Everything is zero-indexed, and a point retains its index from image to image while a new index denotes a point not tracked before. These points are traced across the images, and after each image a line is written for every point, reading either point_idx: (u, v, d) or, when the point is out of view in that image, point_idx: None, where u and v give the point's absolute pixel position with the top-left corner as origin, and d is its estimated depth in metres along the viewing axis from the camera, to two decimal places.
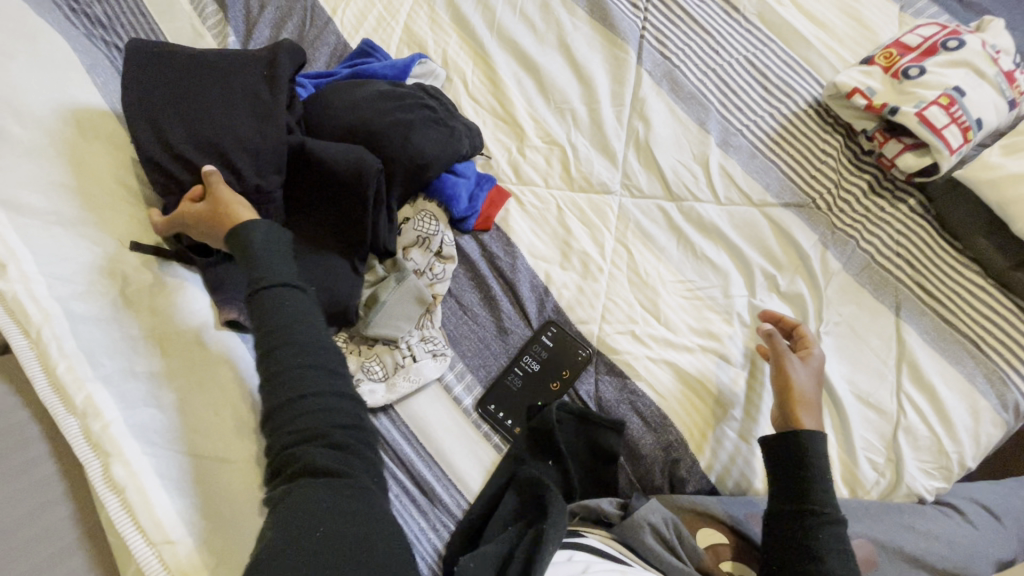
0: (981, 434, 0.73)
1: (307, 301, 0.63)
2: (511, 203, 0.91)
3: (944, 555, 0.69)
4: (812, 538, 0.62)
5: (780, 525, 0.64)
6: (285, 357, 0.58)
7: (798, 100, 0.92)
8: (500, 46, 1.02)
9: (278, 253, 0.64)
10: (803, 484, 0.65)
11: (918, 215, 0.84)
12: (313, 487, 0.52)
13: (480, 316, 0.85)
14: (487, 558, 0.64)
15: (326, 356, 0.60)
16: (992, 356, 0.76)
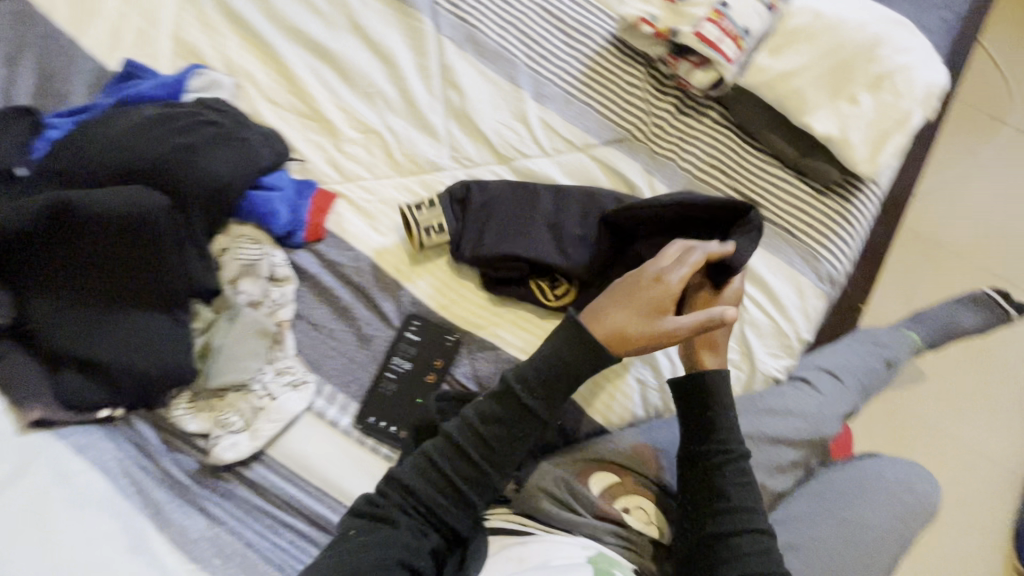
0: (808, 308, 0.82)
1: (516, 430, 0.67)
2: (340, 203, 0.85)
3: (799, 426, 0.78)
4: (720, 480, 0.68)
5: (700, 464, 0.69)
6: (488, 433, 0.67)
7: (596, 38, 0.94)
8: (287, 37, 0.92)
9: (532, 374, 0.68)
10: (710, 426, 0.70)
11: (721, 125, 0.90)
12: (383, 518, 0.63)
13: (337, 330, 0.80)
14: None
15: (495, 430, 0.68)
16: (805, 238, 0.84)
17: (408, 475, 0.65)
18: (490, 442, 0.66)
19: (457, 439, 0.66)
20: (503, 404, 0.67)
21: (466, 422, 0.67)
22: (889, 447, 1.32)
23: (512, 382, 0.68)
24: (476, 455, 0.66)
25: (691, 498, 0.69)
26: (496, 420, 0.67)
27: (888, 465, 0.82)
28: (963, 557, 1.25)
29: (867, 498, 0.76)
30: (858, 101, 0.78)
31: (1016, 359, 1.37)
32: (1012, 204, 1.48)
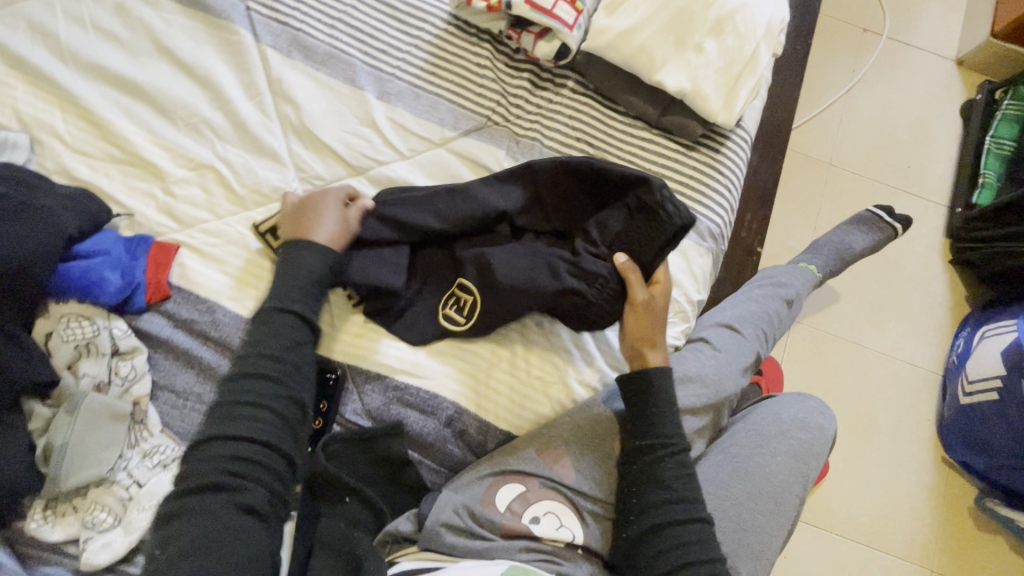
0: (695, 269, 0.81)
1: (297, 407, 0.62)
2: (183, 253, 0.77)
3: (700, 394, 0.79)
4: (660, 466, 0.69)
5: (641, 461, 0.70)
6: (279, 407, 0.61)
7: (434, 22, 0.87)
8: (84, 75, 0.81)
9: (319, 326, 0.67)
10: (648, 420, 0.71)
11: (580, 94, 0.85)
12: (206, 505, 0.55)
13: (206, 393, 0.73)
14: None
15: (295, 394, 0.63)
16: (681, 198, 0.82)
17: (225, 427, 0.58)
18: (274, 356, 0.62)
19: (257, 371, 0.61)
20: (269, 322, 0.64)
21: (244, 358, 0.63)
22: (815, 371, 1.36)
23: (280, 304, 0.66)
24: (289, 380, 0.63)
25: (631, 488, 0.70)
26: (272, 335, 0.64)
27: (782, 412, 0.88)
28: (896, 459, 1.32)
29: (768, 449, 0.83)
30: (703, 49, 0.76)
31: (918, 263, 1.43)
32: (895, 114, 1.52)
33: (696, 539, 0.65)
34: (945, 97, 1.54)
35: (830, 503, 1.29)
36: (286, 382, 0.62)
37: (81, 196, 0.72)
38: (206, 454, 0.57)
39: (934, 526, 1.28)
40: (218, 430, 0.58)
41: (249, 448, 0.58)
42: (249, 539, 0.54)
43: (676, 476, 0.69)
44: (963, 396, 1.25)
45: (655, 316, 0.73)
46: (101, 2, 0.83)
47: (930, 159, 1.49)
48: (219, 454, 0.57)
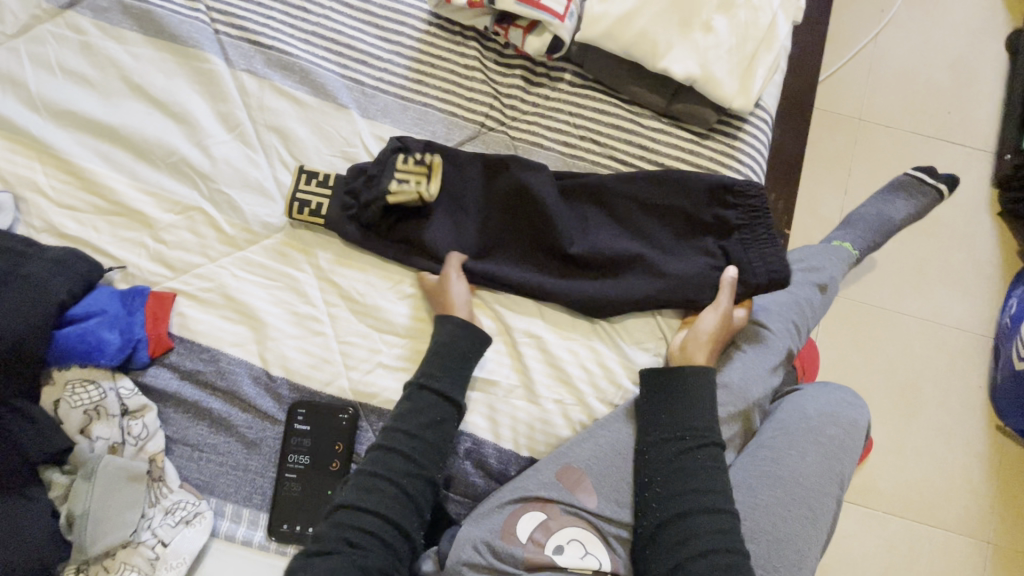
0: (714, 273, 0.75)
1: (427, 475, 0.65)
2: (181, 302, 0.74)
3: (725, 404, 0.75)
4: (683, 459, 0.66)
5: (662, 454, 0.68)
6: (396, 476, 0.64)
7: (414, 23, 0.80)
8: (58, 123, 0.78)
9: (426, 417, 0.66)
10: (680, 411, 0.68)
11: (578, 87, 0.78)
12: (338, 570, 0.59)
13: (219, 443, 0.72)
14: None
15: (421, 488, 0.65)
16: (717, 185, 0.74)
17: (360, 499, 0.63)
18: (415, 433, 0.66)
19: (391, 444, 0.65)
20: (412, 397, 0.68)
21: (392, 433, 0.66)
22: (855, 344, 1.28)
23: (424, 380, 0.68)
24: (422, 458, 0.65)
25: (659, 497, 0.66)
26: (412, 411, 0.67)
27: (807, 407, 0.82)
28: (945, 431, 1.25)
29: (797, 448, 0.76)
30: (712, 27, 0.68)
31: (963, 219, 1.32)
32: (931, 55, 1.38)
33: (715, 488, 0.65)
34: (988, 30, 1.39)
35: (876, 480, 1.23)
36: (421, 462, 0.65)
37: (69, 257, 0.70)
38: (335, 521, 0.62)
39: (989, 497, 1.22)
40: (364, 505, 0.63)
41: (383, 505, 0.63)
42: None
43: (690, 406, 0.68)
44: (1017, 361, 1.17)
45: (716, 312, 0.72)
46: (66, 42, 0.79)
47: (973, 102, 1.36)
48: (347, 524, 0.62)
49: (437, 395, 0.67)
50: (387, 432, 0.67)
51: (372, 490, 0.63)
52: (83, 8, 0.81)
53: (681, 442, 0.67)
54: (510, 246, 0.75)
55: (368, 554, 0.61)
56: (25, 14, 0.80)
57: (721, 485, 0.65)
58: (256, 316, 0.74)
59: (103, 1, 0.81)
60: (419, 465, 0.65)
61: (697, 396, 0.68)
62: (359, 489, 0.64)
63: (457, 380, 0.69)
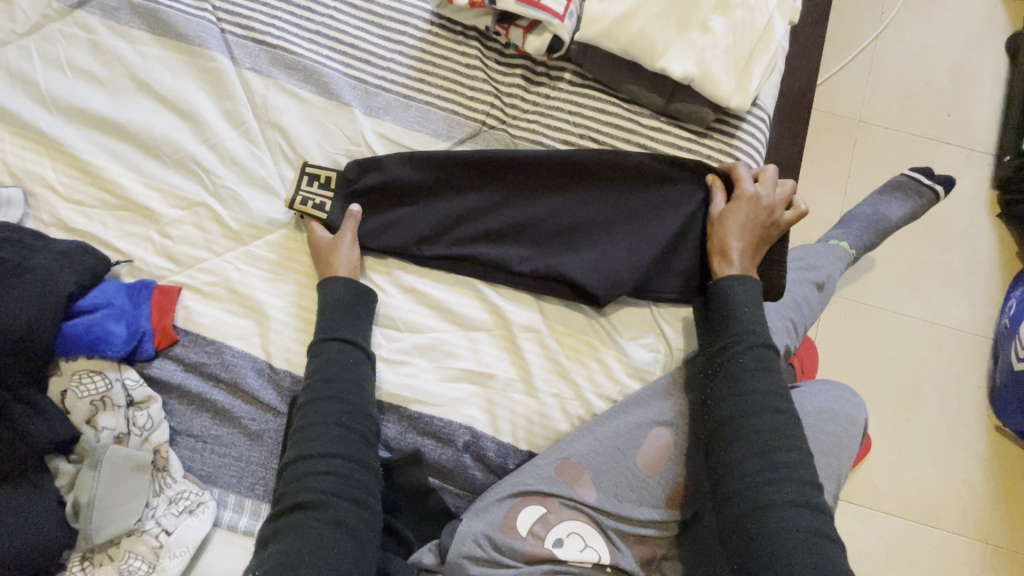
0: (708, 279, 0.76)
1: (346, 394, 0.67)
2: (186, 295, 0.76)
3: None
4: (730, 363, 0.67)
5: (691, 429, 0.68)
6: (319, 410, 0.66)
7: (417, 22, 0.82)
8: (68, 120, 0.79)
9: (345, 358, 0.69)
10: (724, 320, 0.69)
11: (578, 86, 0.79)
12: (307, 521, 0.60)
13: (224, 435, 0.73)
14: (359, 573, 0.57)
15: (355, 417, 0.66)
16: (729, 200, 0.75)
17: (307, 451, 0.64)
18: (333, 378, 0.67)
19: (315, 398, 0.66)
20: (316, 356, 0.69)
21: (311, 385, 0.67)
22: (854, 344, 1.29)
23: (322, 335, 0.70)
24: (350, 396, 0.67)
25: (714, 406, 0.67)
26: (320, 364, 0.68)
27: (805, 404, 0.82)
28: (944, 431, 1.25)
29: None
30: (709, 27, 0.69)
31: (962, 220, 1.33)
32: (931, 56, 1.39)
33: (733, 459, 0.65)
34: (988, 32, 1.40)
35: (873, 478, 1.23)
36: (349, 398, 0.66)
37: (77, 250, 0.71)
38: (293, 481, 0.63)
39: (988, 497, 1.22)
40: (313, 451, 0.63)
41: (322, 462, 0.63)
42: (314, 531, 0.59)
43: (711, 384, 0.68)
44: (1016, 361, 1.17)
45: (747, 217, 0.72)
46: (75, 41, 0.81)
47: (973, 104, 1.37)
48: (309, 475, 0.62)
49: (342, 342, 0.70)
50: (306, 390, 0.68)
51: (306, 438, 0.65)
52: (92, 7, 0.82)
53: (728, 348, 0.68)
54: (503, 245, 0.75)
55: (341, 504, 0.61)
56: (36, 14, 0.82)
57: (770, 387, 0.65)
58: (261, 309, 0.75)
59: (111, 0, 0.82)
60: (348, 402, 0.66)
61: (742, 305, 0.69)
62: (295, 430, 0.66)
63: (356, 323, 0.71)
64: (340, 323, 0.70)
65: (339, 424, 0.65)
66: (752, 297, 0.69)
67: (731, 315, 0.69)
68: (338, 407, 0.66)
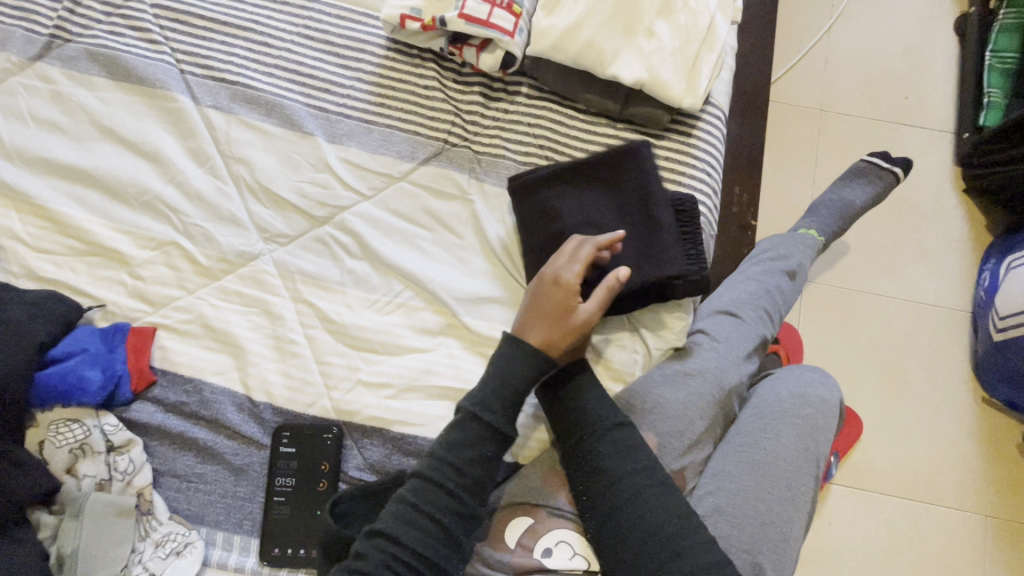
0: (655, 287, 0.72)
1: (465, 494, 0.65)
2: (162, 335, 0.76)
3: (693, 405, 0.75)
4: (593, 455, 0.69)
5: (580, 455, 0.70)
6: (433, 496, 0.63)
7: (373, 49, 0.83)
8: (32, 170, 0.79)
9: (471, 449, 0.65)
10: (574, 412, 0.71)
11: (535, 98, 0.81)
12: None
13: (208, 473, 0.73)
14: None
15: (461, 515, 0.64)
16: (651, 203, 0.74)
17: (400, 526, 0.62)
18: (461, 468, 0.64)
19: (439, 478, 0.64)
20: (467, 427, 0.66)
21: (436, 464, 0.65)
22: (837, 328, 1.30)
23: (475, 410, 0.66)
24: (467, 494, 0.64)
25: (591, 504, 0.68)
26: (462, 444, 0.65)
27: (781, 389, 0.82)
28: (933, 408, 1.26)
29: (771, 432, 0.77)
30: (654, 32, 0.71)
31: (929, 198, 1.35)
32: (884, 43, 1.43)
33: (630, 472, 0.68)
34: (936, 15, 1.44)
35: (869, 460, 1.24)
36: (464, 498, 0.64)
37: (47, 299, 0.71)
38: (374, 547, 0.61)
39: (982, 469, 1.23)
40: (403, 532, 0.62)
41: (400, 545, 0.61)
42: None
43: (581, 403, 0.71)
44: (995, 333, 1.18)
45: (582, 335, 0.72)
46: (37, 93, 0.82)
47: (928, 85, 1.40)
48: (393, 552, 0.61)
49: (486, 428, 0.66)
50: (432, 462, 0.65)
51: (403, 517, 0.63)
52: (51, 58, 0.83)
53: (586, 438, 0.69)
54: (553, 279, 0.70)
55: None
56: None
57: (631, 465, 0.68)
58: (237, 343, 0.75)
59: (70, 49, 0.83)
60: (466, 502, 0.64)
61: (575, 387, 0.72)
62: (399, 504, 0.64)
63: (507, 413, 0.66)
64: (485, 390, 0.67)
65: (443, 516, 0.63)
66: (574, 375, 0.72)
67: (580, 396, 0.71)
68: (452, 489, 0.64)
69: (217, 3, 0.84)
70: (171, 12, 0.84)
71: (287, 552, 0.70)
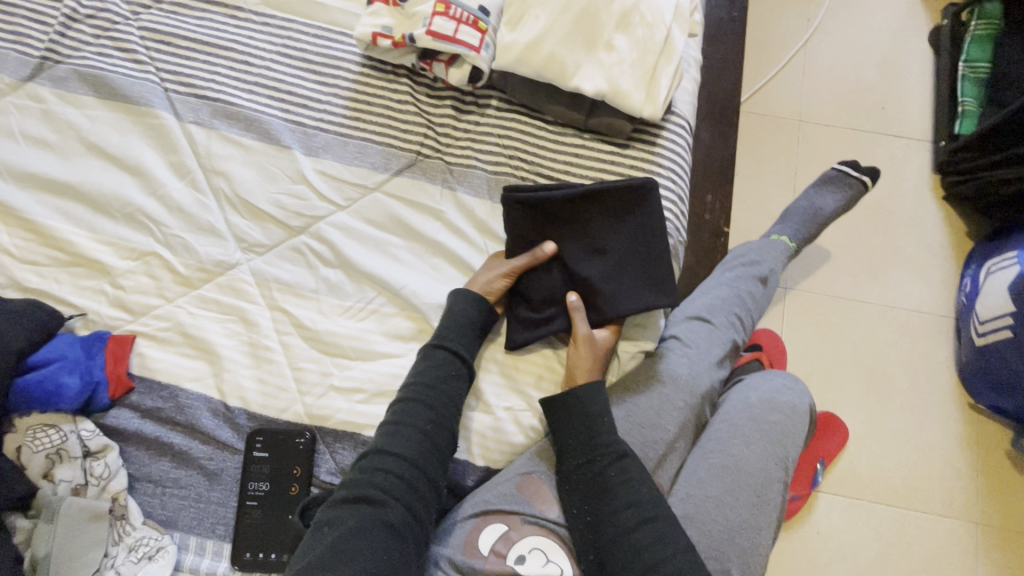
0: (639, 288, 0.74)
1: (436, 408, 0.69)
2: (141, 342, 0.77)
3: (669, 410, 0.76)
4: (601, 478, 0.70)
5: (587, 476, 0.71)
6: (409, 412, 0.69)
7: (349, 66, 0.86)
8: (20, 185, 0.82)
9: (439, 378, 0.71)
10: (589, 434, 0.71)
11: (505, 111, 0.83)
12: (349, 512, 0.64)
13: (183, 478, 0.74)
14: (386, 553, 0.61)
15: (437, 428, 0.69)
16: (624, 210, 0.75)
17: (382, 443, 0.68)
18: (432, 386, 0.70)
19: (413, 398, 0.69)
20: (431, 354, 0.72)
21: (410, 387, 0.71)
22: (820, 335, 1.31)
23: (436, 339, 0.73)
24: (440, 406, 0.69)
25: (585, 522, 0.70)
26: (428, 367, 0.71)
27: (751, 395, 0.83)
28: (919, 414, 1.26)
29: (740, 439, 0.77)
30: (614, 45, 0.74)
31: (909, 205, 1.37)
32: (860, 55, 1.46)
33: (635, 499, 0.68)
34: (910, 28, 1.47)
35: (856, 467, 1.23)
36: (439, 408, 0.69)
37: (28, 308, 0.73)
38: (360, 470, 0.67)
39: (971, 475, 1.22)
40: (384, 449, 0.67)
41: (384, 461, 0.66)
42: (342, 526, 0.62)
43: (602, 431, 0.71)
44: (977, 337, 1.19)
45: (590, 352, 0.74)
46: (28, 111, 0.85)
47: (905, 95, 1.43)
48: (377, 467, 0.66)
49: (450, 353, 0.72)
50: (406, 387, 0.71)
51: (384, 436, 0.68)
52: (42, 78, 0.87)
53: (599, 461, 0.70)
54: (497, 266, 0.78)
55: (393, 505, 0.64)
56: None
57: (638, 494, 0.69)
58: (213, 350, 0.77)
59: (61, 71, 0.87)
60: (435, 411, 0.69)
61: (599, 412, 0.71)
62: (383, 426, 0.69)
63: (464, 339, 0.73)
64: (443, 325, 0.74)
65: (417, 428, 0.68)
66: (596, 402, 0.72)
67: (591, 414, 0.71)
68: (422, 405, 0.69)
69: (201, 25, 0.88)
70: (156, 34, 0.88)
71: (259, 556, 0.71)
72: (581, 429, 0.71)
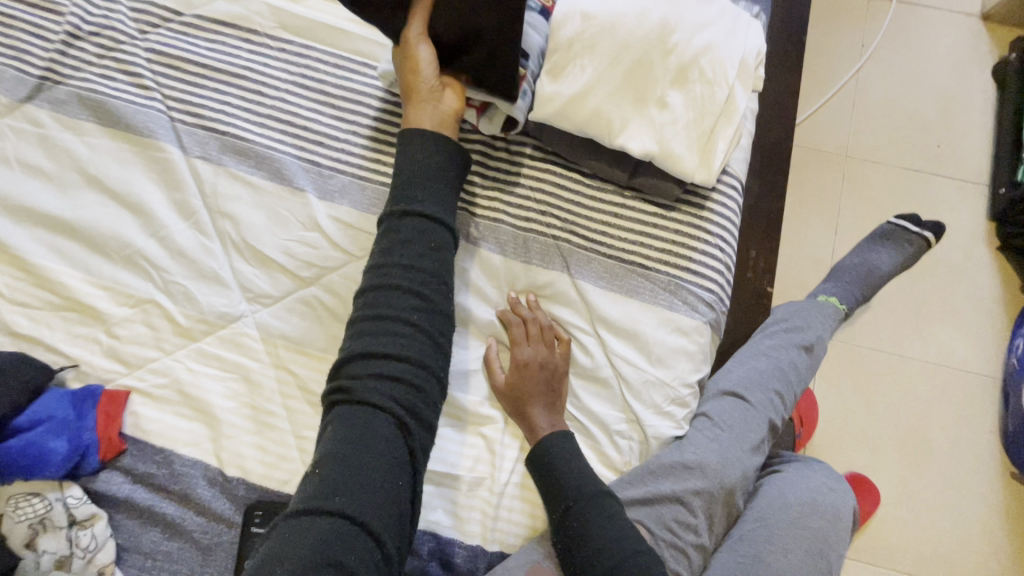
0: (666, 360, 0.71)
1: (419, 274, 0.59)
2: (136, 399, 0.72)
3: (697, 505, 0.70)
4: (576, 529, 0.64)
5: (567, 533, 0.65)
6: (393, 296, 0.58)
7: (370, 102, 0.79)
8: (13, 218, 0.76)
9: (418, 254, 0.59)
10: (557, 486, 0.66)
11: (538, 161, 0.76)
12: (346, 424, 0.53)
13: (174, 551, 0.68)
14: (390, 491, 0.51)
15: (421, 304, 0.58)
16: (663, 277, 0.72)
17: (375, 341, 0.56)
18: (409, 261, 0.59)
19: (398, 282, 0.58)
20: (398, 226, 0.60)
21: (388, 264, 0.59)
22: (855, 391, 1.23)
23: (404, 205, 0.61)
24: (427, 287, 0.59)
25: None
26: (402, 240, 0.59)
27: (789, 494, 0.77)
28: (958, 483, 1.18)
29: (779, 545, 0.71)
30: (667, 103, 0.66)
31: (960, 255, 1.27)
32: (916, 88, 1.35)
33: (611, 540, 0.64)
34: (974, 61, 1.36)
35: (887, 535, 1.16)
36: (422, 289, 0.58)
37: (16, 363, 0.68)
38: (354, 368, 0.55)
39: (1008, 552, 1.14)
40: (378, 345, 0.56)
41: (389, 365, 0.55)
42: (345, 460, 0.51)
43: (566, 469, 0.66)
44: None
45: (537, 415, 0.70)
46: (25, 136, 0.79)
47: (963, 135, 1.33)
48: (374, 367, 0.55)
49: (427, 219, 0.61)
50: (376, 260, 0.60)
51: (373, 331, 0.56)
52: (41, 100, 0.80)
53: (568, 510, 0.65)
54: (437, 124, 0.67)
55: (403, 421, 0.54)
56: None
57: (614, 535, 0.64)
58: (212, 413, 0.71)
59: (61, 92, 0.80)
60: (426, 298, 0.58)
61: (563, 453, 0.67)
62: (358, 300, 0.58)
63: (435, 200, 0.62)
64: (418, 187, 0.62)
65: (416, 325, 0.57)
66: (567, 449, 0.67)
67: (559, 479, 0.66)
68: (417, 294, 0.58)
69: (212, 48, 0.81)
70: (164, 57, 0.81)
71: None
72: (549, 480, 0.66)
